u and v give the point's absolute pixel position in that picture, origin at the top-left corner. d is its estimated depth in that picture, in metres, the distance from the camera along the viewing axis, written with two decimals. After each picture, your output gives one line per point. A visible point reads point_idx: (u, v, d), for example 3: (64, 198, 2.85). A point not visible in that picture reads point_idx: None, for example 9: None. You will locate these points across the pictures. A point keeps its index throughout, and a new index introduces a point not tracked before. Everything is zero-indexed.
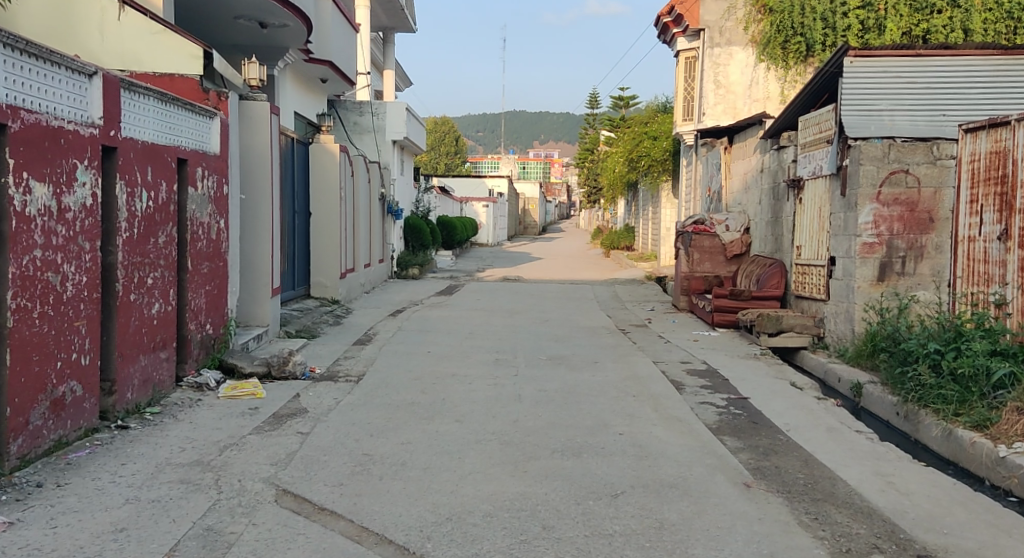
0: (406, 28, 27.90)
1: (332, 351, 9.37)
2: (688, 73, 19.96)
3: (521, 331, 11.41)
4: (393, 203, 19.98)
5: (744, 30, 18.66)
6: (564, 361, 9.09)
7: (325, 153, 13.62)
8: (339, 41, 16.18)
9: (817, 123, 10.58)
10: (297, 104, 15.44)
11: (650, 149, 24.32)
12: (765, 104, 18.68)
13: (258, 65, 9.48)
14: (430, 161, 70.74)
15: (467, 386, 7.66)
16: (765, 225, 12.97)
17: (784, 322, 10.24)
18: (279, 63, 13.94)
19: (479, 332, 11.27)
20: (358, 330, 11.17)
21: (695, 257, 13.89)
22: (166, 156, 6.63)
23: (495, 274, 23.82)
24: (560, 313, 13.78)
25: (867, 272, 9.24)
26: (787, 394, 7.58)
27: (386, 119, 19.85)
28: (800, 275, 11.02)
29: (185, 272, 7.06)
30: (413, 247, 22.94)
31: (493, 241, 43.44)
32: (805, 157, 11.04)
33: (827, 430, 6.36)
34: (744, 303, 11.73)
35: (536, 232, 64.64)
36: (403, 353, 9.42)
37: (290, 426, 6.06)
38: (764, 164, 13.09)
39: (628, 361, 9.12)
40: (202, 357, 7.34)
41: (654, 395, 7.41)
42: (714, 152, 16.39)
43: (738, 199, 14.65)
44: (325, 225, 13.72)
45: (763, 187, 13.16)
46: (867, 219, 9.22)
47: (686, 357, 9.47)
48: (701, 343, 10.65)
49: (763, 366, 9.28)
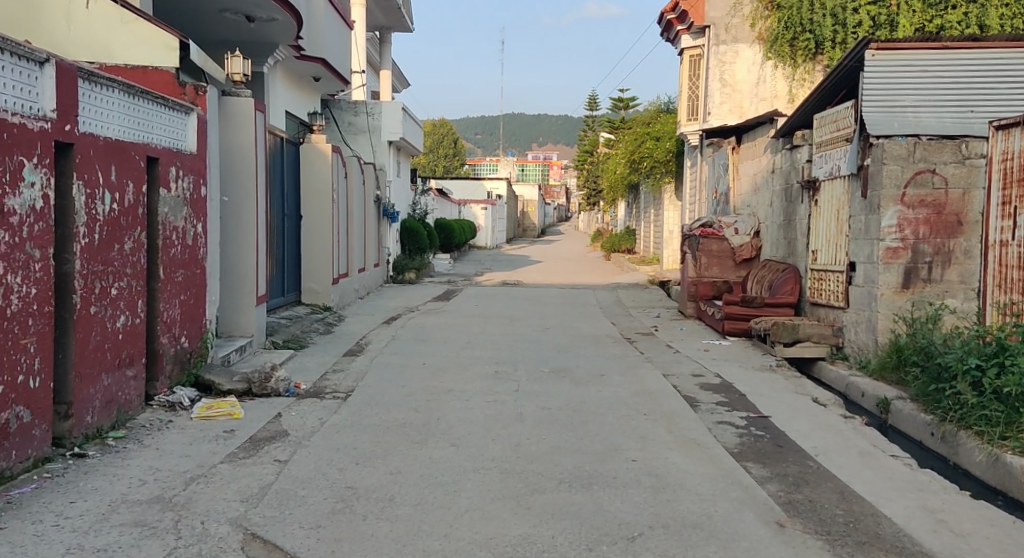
0: (404, 27, 27.32)
1: (320, 363, 8.79)
2: (692, 72, 19.37)
3: (521, 340, 10.83)
4: (389, 205, 19.38)
5: (751, 27, 18.09)
6: (568, 374, 8.52)
7: (316, 154, 13.04)
8: (332, 37, 15.61)
9: (835, 121, 10.02)
10: (288, 102, 14.86)
11: (653, 149, 23.71)
12: (772, 103, 18.13)
13: (241, 58, 8.89)
14: (429, 164, 70.14)
15: (464, 403, 7.09)
16: (777, 228, 12.40)
17: (801, 331, 9.66)
18: (269, 60, 13.37)
19: (477, 341, 10.69)
20: (350, 340, 10.58)
21: (703, 261, 13.31)
22: (133, 154, 6.04)
23: (495, 277, 23.21)
24: (561, 319, 13.19)
25: (891, 279, 8.66)
26: (810, 412, 7.01)
27: (380, 119, 19.26)
28: (817, 281, 10.44)
29: (155, 282, 6.47)
30: (410, 250, 22.35)
31: (492, 244, 42.87)
32: (821, 157, 10.48)
33: (860, 454, 5.78)
34: (756, 310, 11.16)
35: (536, 234, 64.08)
36: (396, 365, 8.84)
37: (267, 453, 5.49)
38: (775, 165, 12.52)
39: (637, 374, 8.54)
40: (176, 373, 6.75)
41: (667, 413, 6.83)
42: (721, 152, 15.81)
43: (747, 200, 14.07)
44: (316, 229, 13.14)
45: (774, 188, 12.58)
46: (891, 222, 8.63)
47: (698, 369, 8.89)
48: (713, 352, 10.07)
49: (780, 378, 8.70)
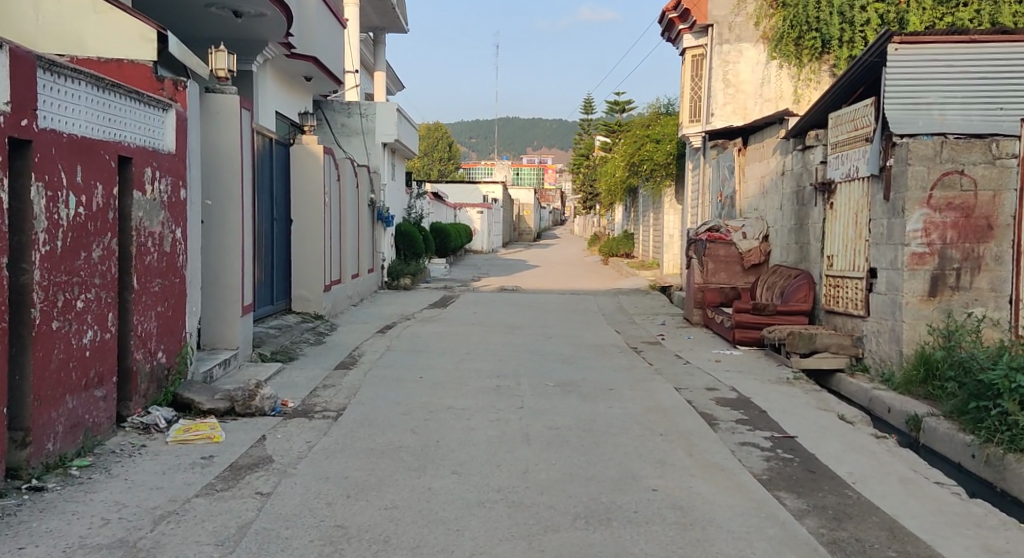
0: (399, 28, 26.83)
1: (309, 378, 8.25)
2: (694, 72, 18.87)
3: (523, 351, 10.31)
4: (383, 209, 18.85)
5: (755, 26, 17.67)
6: (575, 388, 7.99)
7: (307, 156, 12.50)
8: (325, 36, 15.12)
9: (852, 119, 9.55)
10: (278, 102, 14.34)
11: (653, 152, 23.19)
12: (777, 104, 17.72)
13: (227, 54, 8.38)
14: (423, 168, 69.62)
15: (465, 422, 6.56)
16: (787, 232, 11.91)
17: (818, 341, 9.14)
18: (258, 57, 12.85)
19: (476, 352, 10.16)
20: (342, 351, 10.04)
21: (710, 267, 12.80)
22: (103, 152, 5.51)
23: (492, 283, 22.70)
24: (562, 328, 12.67)
25: (917, 286, 8.17)
26: (838, 431, 6.51)
27: (375, 120, 18.72)
28: (833, 288, 9.92)
29: (129, 292, 5.93)
30: (405, 255, 21.79)
31: (487, 248, 42.38)
32: (837, 158, 9.99)
33: (901, 481, 5.29)
34: (768, 318, 10.63)
35: (531, 238, 63.59)
36: (391, 379, 8.32)
37: (248, 483, 4.96)
38: (785, 167, 12.03)
39: (648, 389, 8.03)
40: (151, 392, 6.20)
41: (685, 433, 6.32)
42: (726, 154, 15.31)
43: (755, 204, 13.56)
44: (306, 234, 12.61)
45: (783, 191, 12.10)
46: (916, 226, 8.15)
47: (712, 382, 8.38)
48: (725, 364, 9.55)
49: (799, 392, 8.20)
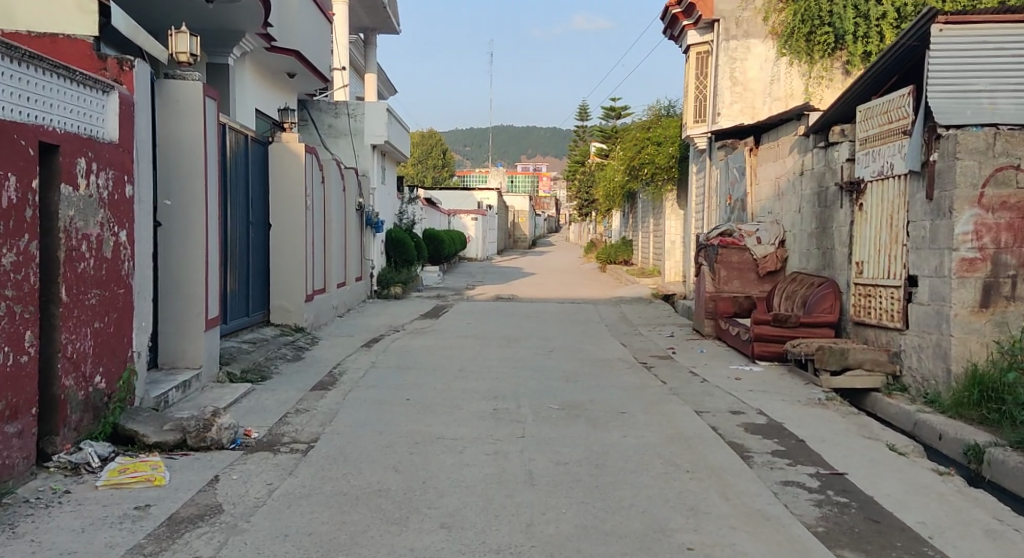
0: (390, 29, 25.99)
1: (281, 401, 7.29)
2: (699, 69, 17.92)
3: (522, 367, 9.37)
4: (372, 214, 17.91)
5: (763, 20, 16.73)
6: (582, 412, 7.06)
7: (287, 155, 11.57)
8: (309, 31, 14.22)
9: (886, 111, 8.68)
10: (256, 98, 13.43)
11: (654, 154, 22.20)
12: (786, 102, 16.89)
13: (187, 36, 7.50)
14: (417, 175, 68.71)
15: (458, 456, 5.61)
16: (807, 236, 11.01)
17: (850, 356, 8.23)
18: (234, 48, 11.96)
19: (470, 369, 9.21)
20: (321, 368, 9.07)
21: (722, 274, 11.88)
22: (18, 137, 4.57)
23: (487, 291, 21.74)
24: (564, 340, 11.73)
25: (966, 296, 7.26)
26: (893, 466, 5.58)
27: (363, 121, 17.83)
28: (863, 298, 9.01)
29: (56, 306, 4.97)
30: (396, 263, 20.80)
31: (482, 256, 41.44)
32: (867, 154, 9.10)
33: (986, 532, 4.38)
34: (790, 330, 9.70)
35: (526, 246, 62.73)
36: (374, 402, 7.36)
37: (188, 544, 4.00)
38: (804, 166, 11.15)
39: (665, 413, 7.09)
40: (87, 423, 5.24)
41: (716, 470, 5.39)
42: (735, 155, 14.39)
43: (769, 206, 12.65)
44: (287, 239, 11.67)
45: (802, 192, 11.20)
46: (966, 228, 7.25)
47: (736, 405, 7.44)
48: (747, 383, 8.62)
49: (835, 415, 7.27)
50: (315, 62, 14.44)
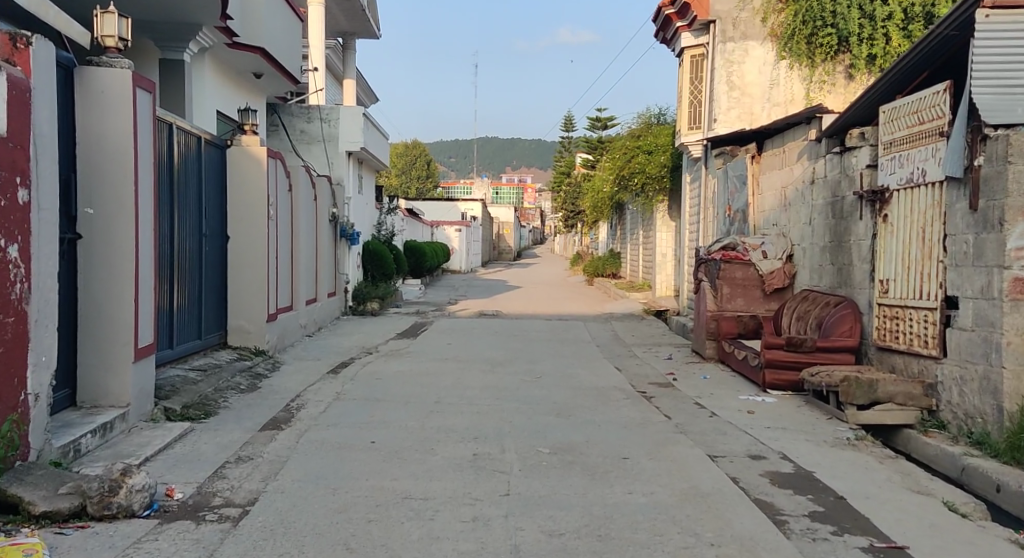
0: (371, 34, 25.01)
1: (222, 447, 6.22)
2: (693, 74, 16.97)
3: (506, 398, 8.33)
4: (348, 225, 16.84)
5: (762, 22, 15.77)
6: (577, 460, 6.02)
7: (247, 160, 10.51)
8: (277, 28, 13.18)
9: (915, 109, 7.73)
10: (216, 98, 12.39)
11: (644, 163, 21.22)
12: (786, 108, 15.84)
13: (112, 17, 6.46)
14: (401, 186, 67.65)
15: (428, 525, 4.58)
16: (819, 250, 10.04)
17: (880, 390, 7.17)
18: (187, 43, 10.94)
19: (448, 400, 8.16)
20: (278, 401, 7.99)
21: (725, 291, 10.92)
22: None
23: (470, 306, 20.71)
24: (553, 364, 10.72)
25: (1020, 321, 6.28)
26: (959, 536, 4.59)
27: (338, 126, 16.77)
28: (890, 320, 8.02)
29: None
30: (374, 277, 19.72)
31: (466, 268, 40.41)
32: (892, 159, 8.12)
33: None
34: (806, 356, 8.63)
35: (511, 258, 61.79)
36: (334, 447, 6.30)
37: None
38: (815, 173, 10.19)
39: (673, 461, 6.06)
40: None
41: (746, 544, 4.38)
42: (735, 162, 13.43)
43: (775, 217, 11.67)
44: (246, 253, 10.57)
45: (814, 202, 10.24)
46: (1019, 243, 6.29)
47: (754, 448, 6.43)
48: (761, 418, 7.58)
49: (869, 459, 6.27)
50: (283, 62, 13.38)
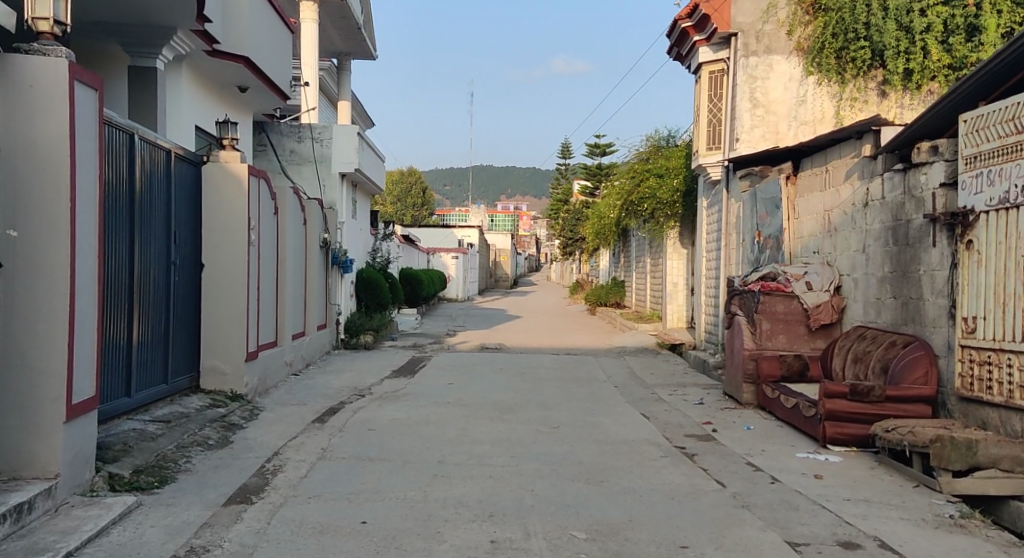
0: (367, 55, 23.90)
1: (172, 531, 4.94)
2: (712, 91, 15.45)
3: (523, 457, 7.03)
4: (340, 252, 15.58)
5: (788, 35, 14.42)
6: (623, 552, 4.75)
7: (226, 178, 9.31)
8: (263, 36, 11.99)
9: (1008, 117, 6.56)
10: (193, 110, 11.18)
11: (656, 188, 19.81)
12: (814, 128, 14.53)
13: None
14: (397, 213, 66.41)
15: None
16: (878, 281, 8.81)
17: (981, 452, 5.87)
18: (161, 50, 9.75)
19: (454, 461, 6.86)
20: (250, 462, 6.68)
21: (765, 327, 9.77)
22: None
23: (471, 338, 19.41)
24: (570, 410, 9.43)
25: None
26: None
27: (331, 146, 15.56)
28: (980, 366, 6.76)
29: None
30: (368, 307, 18.41)
31: (463, 297, 39.10)
32: (979, 175, 6.89)
33: None
34: (873, 407, 7.33)
35: (509, 286, 60.52)
36: (315, 531, 5.00)
37: None
38: (870, 195, 8.99)
39: (745, 552, 4.79)
40: None
41: None
42: (765, 184, 12.21)
43: (816, 243, 10.48)
44: (222, 281, 9.30)
45: (869, 227, 9.03)
46: None
47: (841, 533, 5.15)
48: (834, 485, 6.27)
49: (989, 546, 4.98)
50: (270, 73, 12.21)
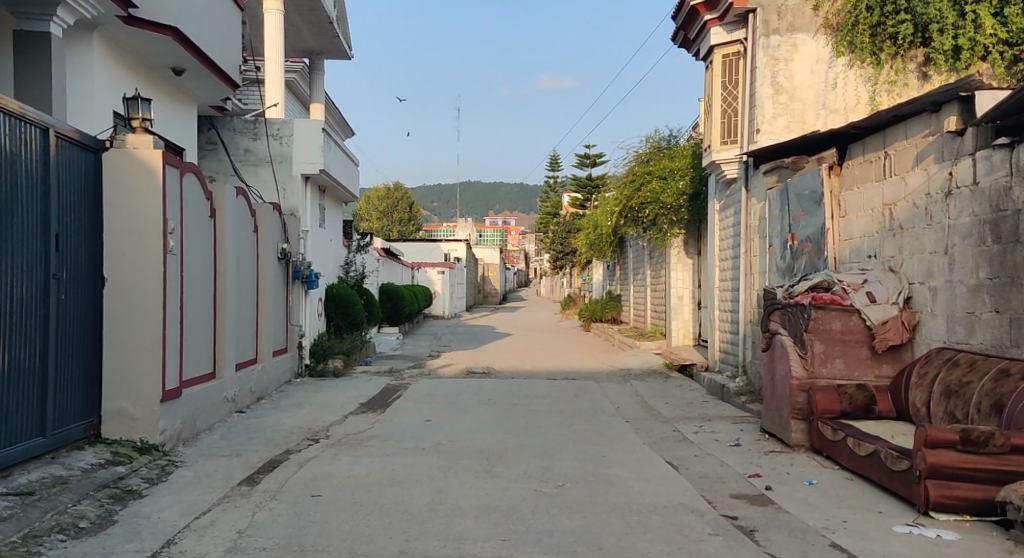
0: (341, 54, 21.88)
1: None
2: (726, 78, 13.53)
3: (516, 542, 5.02)
4: (302, 266, 13.54)
5: (815, 10, 12.49)
6: None
7: (134, 169, 7.30)
8: (200, 8, 10.03)
9: None
10: (108, 90, 9.14)
11: (659, 192, 17.85)
12: (845, 116, 12.55)
13: None
14: (382, 228, 64.25)
15: None
16: (973, 289, 6.86)
17: None
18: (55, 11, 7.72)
19: (420, 549, 4.86)
20: None
21: (817, 349, 7.73)
22: None
23: (457, 361, 17.36)
24: (576, 458, 7.42)
25: None
26: None
27: (292, 144, 13.58)
28: None
29: None
30: (339, 327, 16.34)
31: (450, 313, 37.06)
32: None
33: None
34: (994, 461, 5.36)
35: (498, 301, 58.56)
36: None
37: None
38: (955, 181, 7.08)
39: None
40: None
41: None
42: (797, 178, 10.29)
43: (874, 245, 8.56)
44: (129, 302, 7.26)
45: (954, 222, 7.09)
46: None
47: None
48: None
49: None
50: (209, 52, 10.22)
